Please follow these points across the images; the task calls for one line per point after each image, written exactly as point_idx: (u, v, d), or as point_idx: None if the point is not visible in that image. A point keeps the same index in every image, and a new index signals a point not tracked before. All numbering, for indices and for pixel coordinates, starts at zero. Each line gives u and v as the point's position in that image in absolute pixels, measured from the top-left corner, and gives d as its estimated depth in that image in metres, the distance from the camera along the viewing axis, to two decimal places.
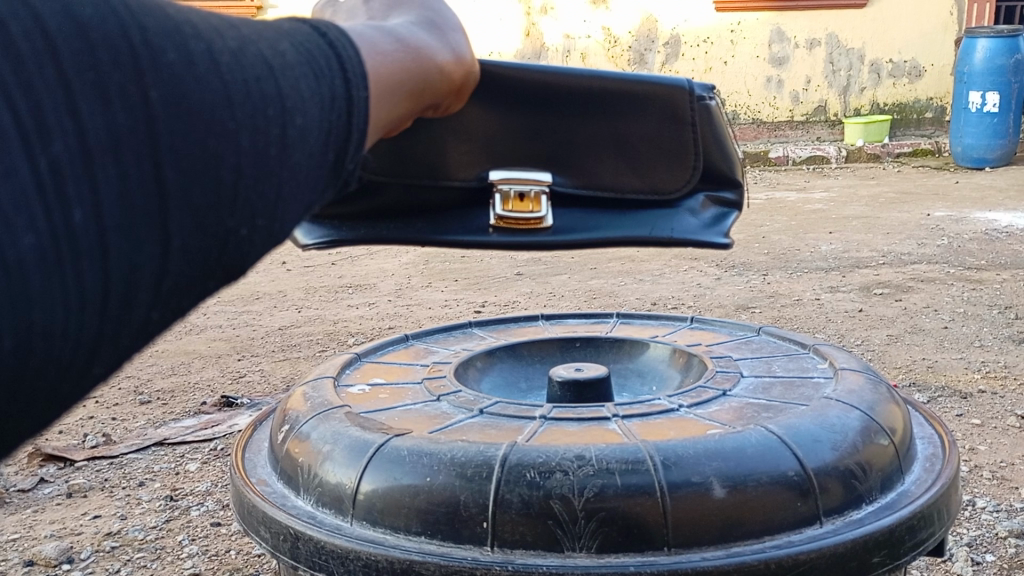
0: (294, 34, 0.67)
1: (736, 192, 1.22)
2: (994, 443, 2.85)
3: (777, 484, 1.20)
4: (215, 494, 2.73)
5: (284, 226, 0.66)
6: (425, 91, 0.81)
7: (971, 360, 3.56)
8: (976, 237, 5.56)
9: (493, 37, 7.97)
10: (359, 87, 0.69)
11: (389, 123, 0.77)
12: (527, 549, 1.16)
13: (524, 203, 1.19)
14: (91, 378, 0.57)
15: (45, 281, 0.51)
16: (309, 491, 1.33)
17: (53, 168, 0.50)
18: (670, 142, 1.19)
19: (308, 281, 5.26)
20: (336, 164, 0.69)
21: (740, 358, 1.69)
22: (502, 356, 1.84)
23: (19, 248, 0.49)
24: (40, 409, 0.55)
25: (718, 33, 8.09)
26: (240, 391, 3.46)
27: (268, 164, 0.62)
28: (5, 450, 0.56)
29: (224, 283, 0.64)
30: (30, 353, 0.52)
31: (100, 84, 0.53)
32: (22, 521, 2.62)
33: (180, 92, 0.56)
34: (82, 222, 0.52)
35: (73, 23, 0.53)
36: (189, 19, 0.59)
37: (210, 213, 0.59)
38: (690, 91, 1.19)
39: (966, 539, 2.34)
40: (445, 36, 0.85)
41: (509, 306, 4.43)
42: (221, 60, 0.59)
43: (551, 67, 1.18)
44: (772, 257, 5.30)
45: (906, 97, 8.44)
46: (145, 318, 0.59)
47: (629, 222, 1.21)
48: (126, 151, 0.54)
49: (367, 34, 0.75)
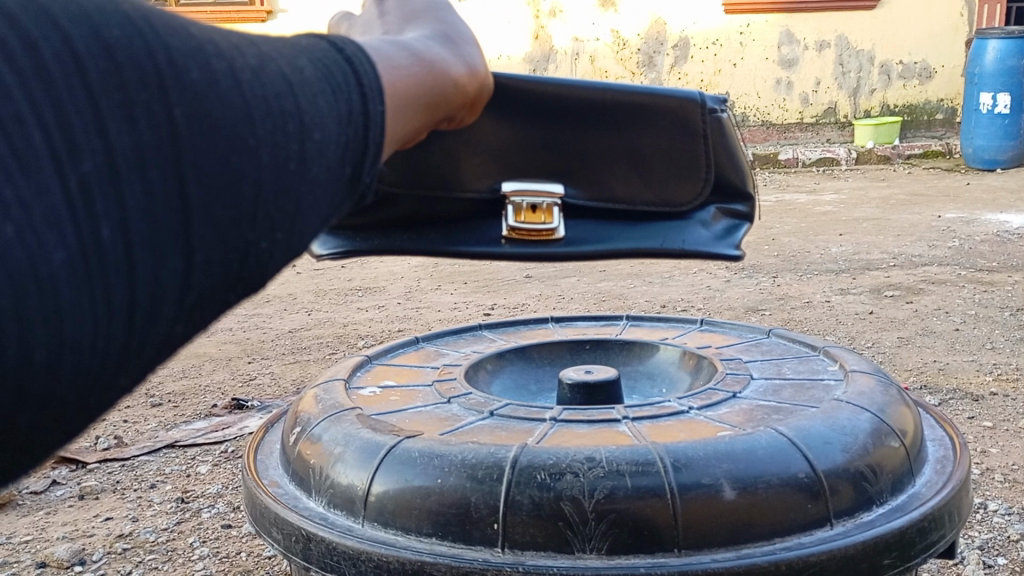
0: (313, 51, 0.67)
1: (747, 205, 1.22)
2: (1006, 446, 2.84)
3: (788, 486, 1.20)
4: (226, 496, 2.74)
5: (303, 238, 0.67)
6: (440, 104, 0.82)
7: (982, 363, 3.55)
8: (988, 239, 5.54)
9: (502, 40, 7.97)
10: (376, 101, 0.70)
11: (405, 136, 0.78)
12: (538, 550, 1.17)
13: (536, 214, 1.20)
14: (118, 389, 0.58)
15: (75, 296, 0.52)
16: (321, 492, 1.34)
17: (81, 186, 0.51)
18: (681, 154, 1.20)
19: (318, 284, 5.28)
20: (354, 179, 0.69)
21: (750, 360, 1.69)
22: (512, 358, 1.84)
23: (51, 264, 0.50)
24: (69, 420, 0.56)
25: (727, 35, 8.08)
26: (251, 394, 3.48)
27: (288, 179, 0.62)
28: (36, 460, 0.57)
29: (244, 296, 0.65)
30: (61, 364, 0.53)
31: (126, 103, 0.54)
32: (35, 523, 2.63)
33: (203, 110, 0.57)
34: (110, 237, 0.53)
35: (99, 43, 0.54)
36: (212, 38, 0.60)
37: (232, 227, 0.60)
38: (702, 103, 1.19)
39: (978, 542, 2.33)
40: (459, 49, 0.85)
41: (518, 309, 4.43)
42: (242, 78, 0.60)
43: (563, 80, 1.19)
44: (782, 259, 5.29)
45: (916, 99, 8.41)
46: (168, 331, 0.59)
47: (639, 233, 1.21)
48: (152, 167, 0.55)
49: (383, 49, 0.75)
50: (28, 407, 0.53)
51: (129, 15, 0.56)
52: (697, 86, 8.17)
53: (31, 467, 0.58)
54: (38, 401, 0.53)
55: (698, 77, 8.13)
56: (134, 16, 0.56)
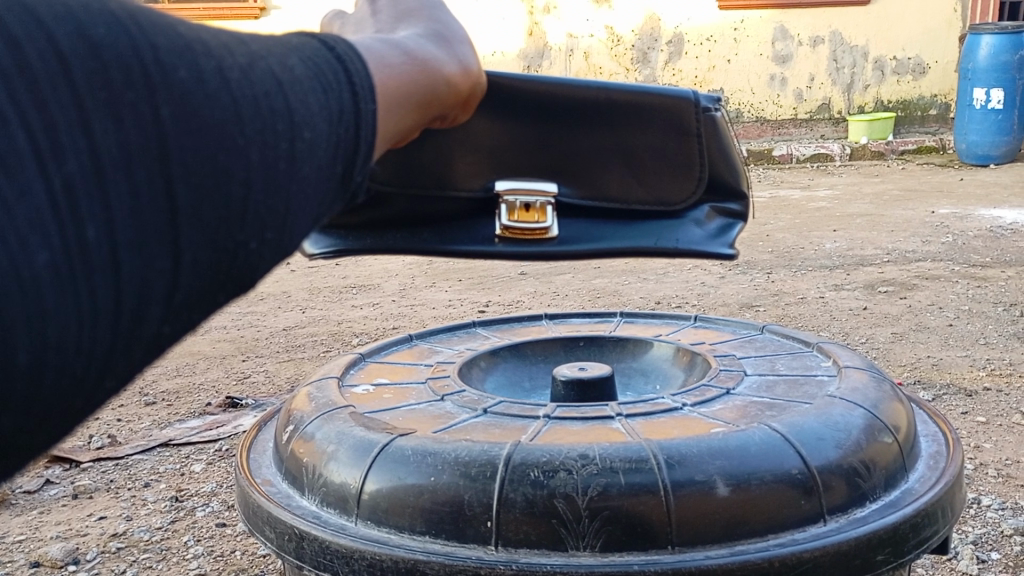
0: (303, 49, 0.67)
1: (742, 203, 1.22)
2: (1000, 441, 2.85)
3: (781, 483, 1.20)
4: (220, 494, 2.73)
5: (294, 237, 0.66)
6: (432, 103, 0.81)
7: (976, 358, 3.56)
8: (981, 235, 5.55)
9: (495, 36, 7.96)
10: (367, 100, 0.69)
11: (398, 135, 0.77)
12: (532, 548, 1.17)
13: (530, 213, 1.19)
14: (103, 393, 0.58)
15: (59, 298, 0.51)
16: (314, 491, 1.34)
17: (66, 186, 0.51)
18: (675, 152, 1.20)
19: (313, 282, 5.27)
20: (344, 177, 0.69)
21: (744, 357, 1.69)
22: (506, 356, 1.84)
23: (34, 266, 0.50)
24: (54, 423, 0.56)
25: (722, 31, 8.07)
26: (245, 392, 3.47)
27: (278, 178, 0.62)
28: (22, 463, 0.57)
29: (234, 296, 0.64)
30: (45, 367, 0.52)
31: (112, 103, 0.54)
32: (29, 522, 2.63)
33: (191, 109, 0.57)
34: (95, 238, 0.53)
35: (84, 43, 0.53)
36: (200, 37, 0.60)
37: (220, 228, 0.60)
38: (696, 102, 1.19)
39: (971, 537, 2.33)
40: (452, 48, 0.85)
41: (512, 306, 4.43)
42: (231, 77, 0.59)
43: (558, 79, 1.20)
44: (776, 255, 5.30)
45: (910, 94, 8.43)
46: (156, 333, 0.59)
47: (633, 232, 1.21)
48: (138, 168, 0.54)
49: (375, 48, 0.75)
50: (11, 410, 0.52)
51: (114, 12, 0.56)
52: (692, 82, 8.17)
53: (18, 469, 0.57)
54: (23, 404, 0.53)
55: (692, 73, 8.14)
56: (120, 15, 0.56)
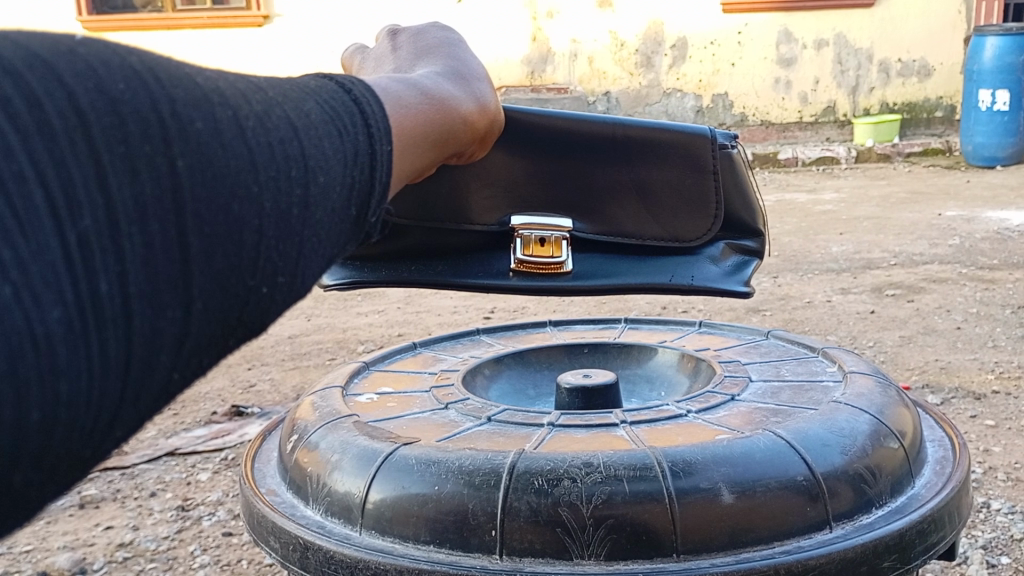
0: (321, 92, 0.71)
1: (757, 241, 1.26)
2: (1009, 445, 2.83)
3: (786, 490, 1.19)
4: (226, 503, 2.73)
5: (305, 281, 0.68)
6: (449, 139, 0.87)
7: (985, 360, 3.55)
8: (989, 237, 5.53)
9: (498, 44, 7.97)
10: (382, 141, 0.73)
11: (415, 171, 0.82)
12: (537, 557, 1.16)
13: (544, 248, 1.25)
14: (112, 441, 0.57)
15: (71, 353, 0.50)
16: (318, 501, 1.33)
17: (81, 241, 0.50)
18: (691, 189, 1.24)
19: (318, 290, 5.26)
20: (358, 219, 0.71)
21: (749, 363, 1.68)
22: (510, 364, 1.83)
23: (47, 322, 0.48)
24: (59, 476, 0.54)
25: (725, 36, 8.10)
26: (251, 400, 3.48)
27: (292, 224, 0.64)
28: (26, 518, 0.55)
29: (244, 341, 0.65)
30: (56, 421, 0.51)
31: (130, 157, 0.54)
32: (35, 533, 2.63)
33: (205, 161, 0.57)
34: (108, 291, 0.52)
35: (103, 98, 0.53)
36: (217, 86, 0.61)
37: (232, 274, 0.60)
38: (712, 140, 1.24)
39: (981, 541, 2.32)
40: (469, 86, 0.91)
41: (518, 312, 4.44)
42: (247, 125, 0.61)
43: (576, 114, 1.25)
44: (782, 259, 5.28)
45: (915, 96, 8.36)
46: (166, 380, 0.59)
47: (648, 268, 1.26)
48: (152, 219, 0.54)
49: (394, 89, 0.79)
50: (22, 464, 0.51)
51: (134, 66, 0.56)
52: (696, 86, 8.21)
53: (21, 525, 0.56)
54: (36, 458, 0.51)
55: (696, 78, 8.19)
56: (138, 68, 0.56)
